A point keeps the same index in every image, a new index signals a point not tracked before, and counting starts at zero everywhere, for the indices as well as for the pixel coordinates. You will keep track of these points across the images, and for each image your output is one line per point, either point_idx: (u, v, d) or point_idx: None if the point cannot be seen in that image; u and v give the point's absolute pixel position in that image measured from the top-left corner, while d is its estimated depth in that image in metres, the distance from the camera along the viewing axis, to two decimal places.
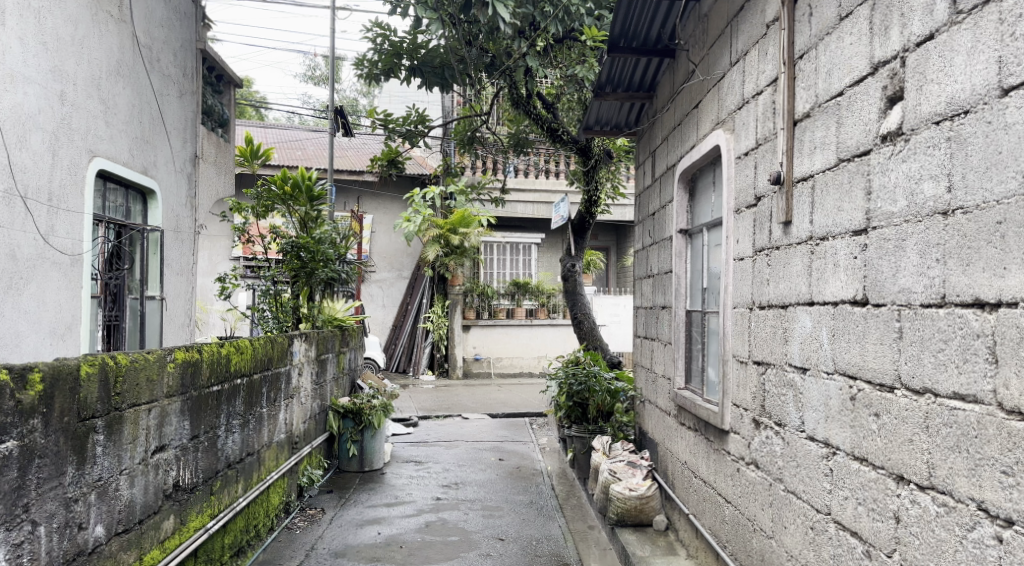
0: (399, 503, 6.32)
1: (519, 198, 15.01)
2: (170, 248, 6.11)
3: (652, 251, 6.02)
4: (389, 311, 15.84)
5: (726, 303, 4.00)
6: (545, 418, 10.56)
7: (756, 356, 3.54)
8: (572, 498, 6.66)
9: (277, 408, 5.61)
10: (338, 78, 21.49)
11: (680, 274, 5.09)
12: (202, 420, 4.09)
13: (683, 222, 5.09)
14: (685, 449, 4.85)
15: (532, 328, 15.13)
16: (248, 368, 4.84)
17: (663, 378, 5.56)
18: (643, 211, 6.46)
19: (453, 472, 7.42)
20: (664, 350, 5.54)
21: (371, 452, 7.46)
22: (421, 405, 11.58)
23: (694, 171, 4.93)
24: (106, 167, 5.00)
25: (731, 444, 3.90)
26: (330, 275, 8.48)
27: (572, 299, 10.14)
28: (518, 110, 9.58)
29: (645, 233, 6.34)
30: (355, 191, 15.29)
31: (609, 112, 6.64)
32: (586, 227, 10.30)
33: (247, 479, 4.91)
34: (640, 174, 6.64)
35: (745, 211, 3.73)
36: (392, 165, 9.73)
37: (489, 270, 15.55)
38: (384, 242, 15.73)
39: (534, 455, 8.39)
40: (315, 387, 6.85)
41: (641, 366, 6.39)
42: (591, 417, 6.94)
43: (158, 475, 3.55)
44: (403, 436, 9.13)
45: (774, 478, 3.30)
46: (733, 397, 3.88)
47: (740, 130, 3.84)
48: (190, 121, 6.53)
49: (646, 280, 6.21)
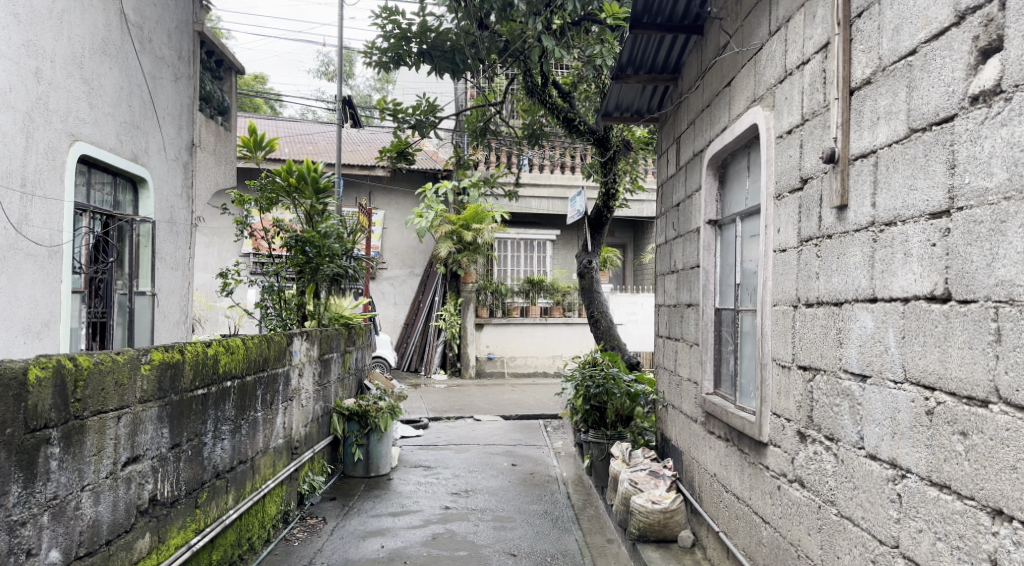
0: (405, 513, 5.95)
1: (533, 193, 14.63)
2: (164, 241, 5.77)
3: (676, 245, 5.61)
4: (401, 308, 15.51)
5: (764, 300, 3.59)
6: (560, 421, 10.16)
7: (802, 360, 3.13)
8: (589, 508, 6.26)
9: (274, 411, 5.25)
10: (351, 74, 21.24)
11: (708, 269, 4.67)
12: (184, 427, 3.73)
13: (712, 212, 4.67)
14: (715, 460, 4.44)
15: (546, 327, 14.71)
16: (240, 369, 4.49)
17: (689, 382, 5.14)
18: (666, 202, 6.04)
19: (462, 479, 7.04)
20: (689, 350, 5.12)
21: (377, 457, 7.10)
22: (432, 406, 11.22)
23: (724, 156, 4.52)
24: (89, 153, 4.66)
25: (770, 458, 3.49)
26: (336, 271, 8.09)
27: (589, 297, 9.73)
28: (533, 99, 9.19)
29: (668, 226, 5.92)
30: (367, 185, 14.98)
31: (630, 97, 6.23)
32: (603, 222, 9.87)
33: (239, 489, 4.56)
34: (663, 163, 6.22)
35: (789, 195, 3.31)
36: (402, 156, 9.28)
37: (503, 268, 15.17)
38: (396, 239, 15.40)
39: (549, 460, 7.99)
40: (318, 388, 6.49)
41: (663, 368, 5.98)
42: (609, 421, 6.54)
43: (131, 489, 3.19)
44: (412, 438, 8.77)
45: (824, 500, 2.88)
46: (772, 405, 3.46)
47: (783, 105, 3.43)
48: (187, 107, 6.19)
49: (670, 277, 5.79)
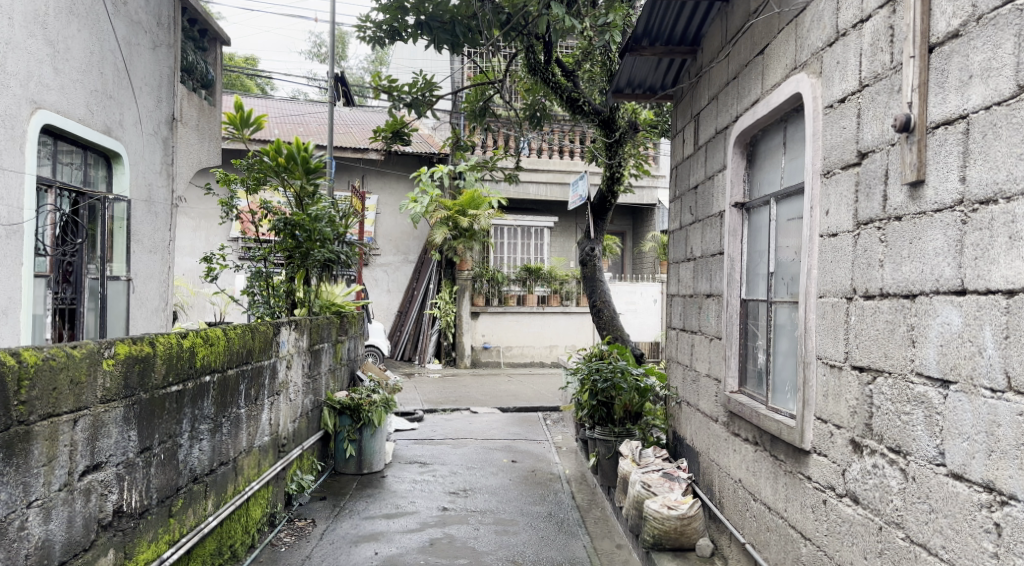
0: (400, 515, 5.57)
1: (532, 178, 14.24)
2: (140, 222, 5.33)
3: (694, 230, 5.22)
4: (394, 296, 15.11)
5: (807, 290, 3.21)
6: (559, 414, 9.80)
7: (858, 360, 2.76)
8: (595, 510, 5.89)
9: (259, 408, 4.84)
10: (343, 56, 20.70)
11: (733, 256, 4.29)
12: (156, 429, 3.33)
13: (739, 194, 4.29)
14: (740, 465, 4.08)
15: (543, 317, 14.33)
16: (221, 362, 4.09)
17: (708, 378, 4.78)
18: (681, 185, 5.65)
19: (460, 477, 6.66)
20: (709, 344, 4.75)
21: (370, 453, 6.71)
22: (427, 397, 10.84)
23: (755, 132, 4.13)
24: (53, 122, 4.23)
25: (813, 468, 3.13)
26: (328, 256, 7.68)
27: (591, 285, 9.35)
28: (535, 77, 8.77)
29: (684, 209, 5.53)
30: (360, 169, 14.54)
31: (643, 72, 5.81)
32: (607, 207, 9.46)
33: (219, 493, 4.16)
34: (678, 144, 5.82)
35: (845, 172, 2.92)
36: (397, 137, 8.81)
37: (499, 255, 14.74)
38: (390, 224, 14.99)
39: (551, 456, 7.62)
40: (307, 380, 6.09)
41: (677, 362, 5.61)
42: (617, 418, 6.13)
43: (91, 501, 2.79)
44: (406, 432, 8.38)
45: (887, 521, 2.52)
46: (817, 409, 3.09)
47: (834, 70, 3.04)
48: (167, 78, 5.74)
49: (686, 264, 5.41)
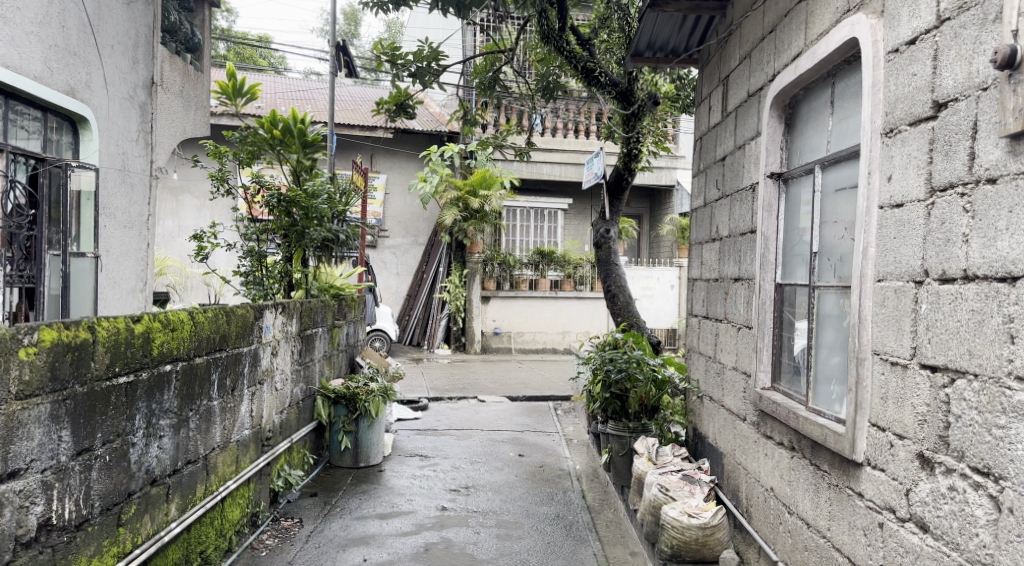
0: (395, 515, 5.14)
1: (545, 158, 13.74)
2: (110, 194, 4.90)
3: (720, 207, 4.70)
4: (403, 279, 14.68)
5: (862, 273, 2.69)
6: (571, 404, 9.34)
7: (930, 358, 2.25)
8: (607, 512, 5.42)
9: (237, 399, 4.40)
10: (356, 33, 20.17)
11: (768, 235, 3.79)
12: (98, 426, 2.89)
13: (774, 163, 3.78)
14: (773, 472, 3.59)
15: (556, 302, 13.83)
16: (187, 349, 3.65)
17: (735, 372, 4.27)
18: (707, 157, 5.11)
19: (463, 472, 6.21)
20: (737, 333, 4.24)
21: (367, 445, 6.26)
22: (433, 384, 10.41)
23: (795, 91, 3.60)
24: (5, 79, 3.79)
25: (866, 485, 2.62)
26: (325, 235, 7.23)
27: (605, 269, 8.83)
28: (548, 46, 8.22)
29: (709, 184, 5.00)
30: (368, 147, 14.10)
31: (665, 32, 5.25)
32: (623, 186, 8.92)
33: (186, 495, 3.73)
34: (703, 111, 5.27)
35: (915, 128, 2.39)
36: (401, 110, 8.27)
37: (511, 238, 14.23)
38: (399, 205, 14.54)
39: (560, 449, 7.16)
40: (297, 368, 5.64)
41: (698, 353, 5.11)
42: (631, 412, 5.63)
43: (5, 516, 2.35)
44: (409, 422, 7.94)
45: (969, 560, 2.03)
46: (873, 415, 2.58)
47: (902, 6, 2.50)
48: (145, 38, 5.28)
49: (711, 245, 4.89)
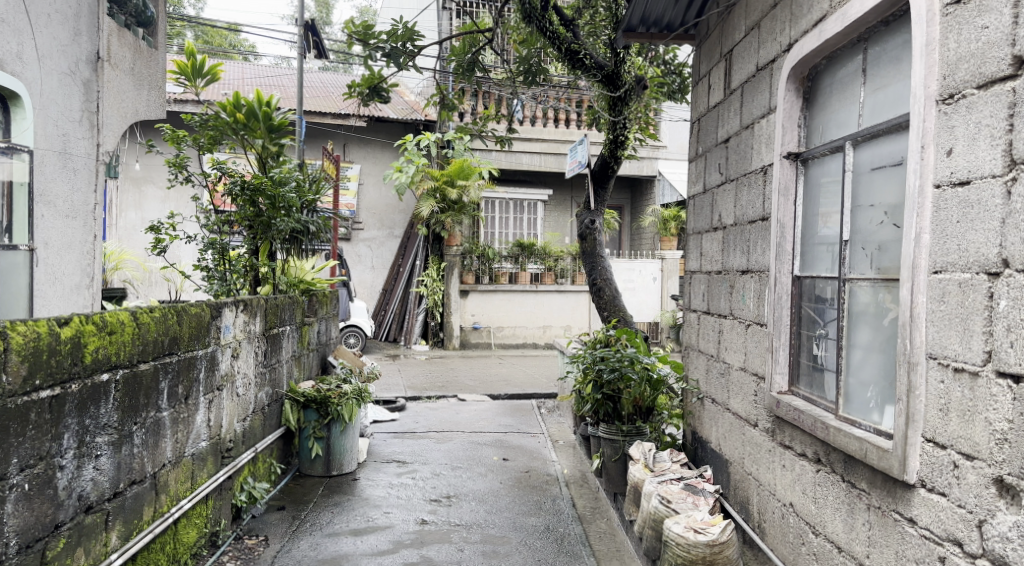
0: (371, 531, 4.70)
1: (525, 147, 13.36)
2: (46, 180, 4.41)
3: (724, 192, 4.32)
4: (379, 273, 14.20)
5: (911, 263, 2.32)
6: (555, 402, 8.95)
7: (1013, 366, 1.89)
8: (601, 523, 5.04)
9: (192, 408, 3.94)
10: (329, 20, 19.54)
11: (784, 222, 3.42)
12: (12, 451, 2.42)
13: (792, 142, 3.40)
14: (793, 487, 3.23)
15: (536, 296, 13.42)
16: (129, 354, 3.18)
17: (744, 373, 3.90)
18: (707, 139, 4.72)
19: (443, 480, 5.79)
20: (745, 330, 3.87)
21: (340, 452, 5.82)
22: (410, 382, 9.97)
23: (817, 61, 3.22)
24: None
25: (920, 510, 2.26)
26: (294, 226, 6.75)
27: (590, 262, 8.45)
28: (530, 26, 7.78)
29: (710, 168, 4.61)
30: (341, 136, 13.61)
31: (661, 6, 4.84)
32: (608, 175, 8.53)
33: (131, 522, 3.26)
34: (701, 90, 4.88)
35: (987, 91, 2.02)
36: (374, 93, 7.78)
37: (490, 230, 13.90)
38: (373, 196, 14.05)
39: (546, 452, 6.77)
40: (262, 370, 5.17)
41: (698, 351, 4.74)
42: (625, 414, 5.27)
43: None
44: (385, 424, 7.49)
45: None
46: (928, 429, 2.22)
47: None
48: (87, 7, 4.76)
49: (712, 234, 4.52)
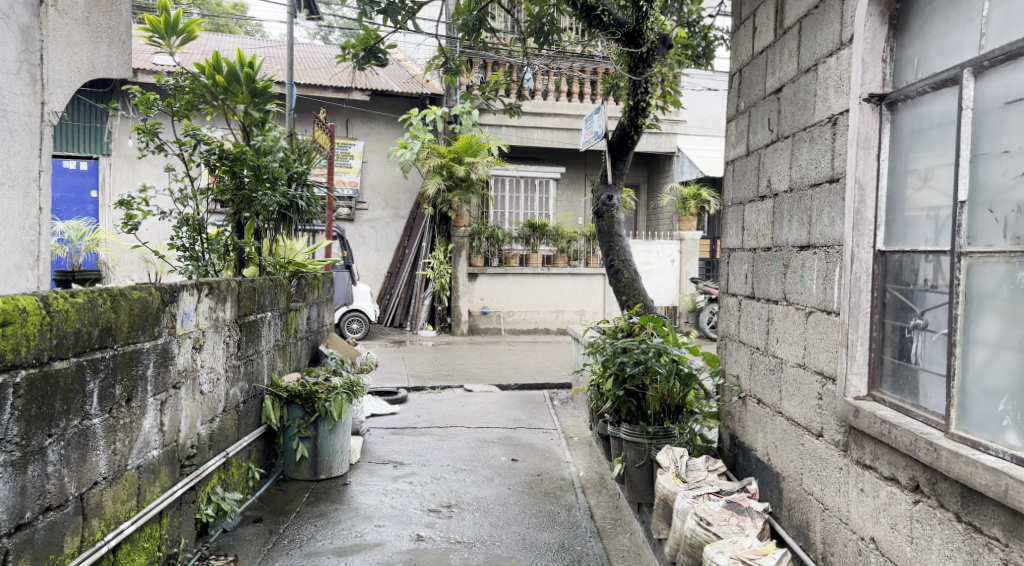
0: (357, 551, 4.06)
1: (535, 122, 12.64)
2: None
3: (774, 152, 3.62)
4: (384, 255, 13.55)
5: None
6: (569, 394, 8.28)
7: None
8: (625, 540, 4.37)
9: (136, 412, 3.30)
10: None
11: (864, 182, 2.70)
12: None
13: (874, 82, 2.67)
14: (875, 519, 2.53)
15: (548, 278, 12.72)
16: (34, 351, 2.52)
17: (803, 371, 3.21)
18: (752, 93, 4.01)
19: (444, 485, 5.13)
20: (806, 319, 3.17)
21: (329, 453, 5.17)
22: (414, 371, 9.33)
23: None
24: None
25: None
26: (280, 200, 6.09)
27: (607, 242, 7.76)
28: None
29: (755, 126, 3.91)
30: (343, 110, 13.00)
31: None
32: (627, 147, 7.81)
33: (44, 561, 2.61)
34: (744, 35, 4.16)
35: None
36: (370, 56, 7.06)
37: (499, 210, 13.19)
38: (378, 174, 13.38)
39: (558, 450, 6.11)
40: (236, 363, 4.53)
41: (739, 341, 4.04)
42: (650, 414, 4.58)
43: None
44: (384, 419, 6.85)
45: None
46: None
47: None
48: None
49: (759, 203, 3.81)
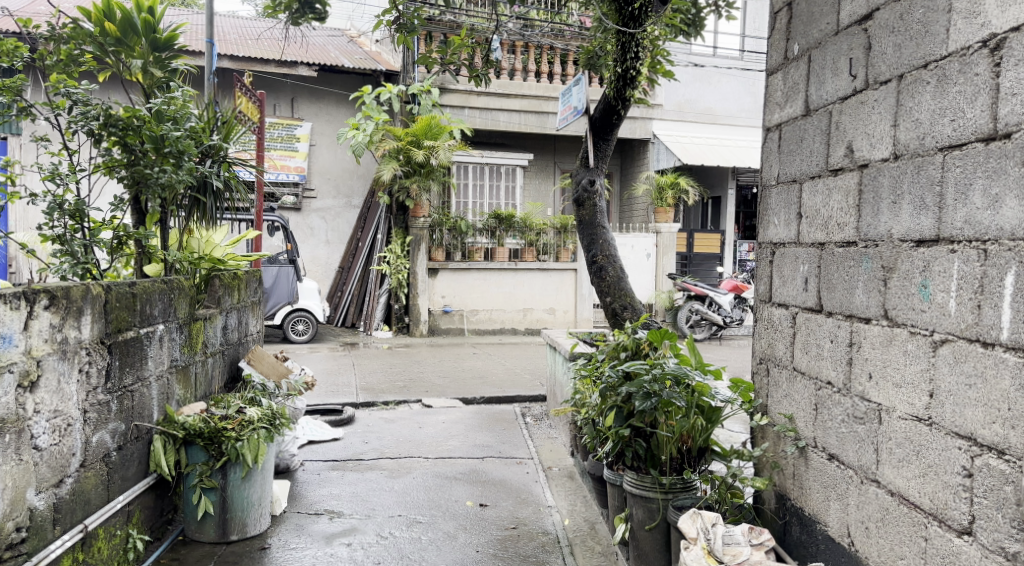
0: None
1: (501, 104, 11.46)
2: None
3: (860, 106, 2.54)
4: (334, 248, 12.28)
5: None
6: (543, 410, 7.15)
7: None
8: None
9: None
10: None
11: None
12: None
13: None
14: None
15: (515, 274, 11.59)
16: None
17: (927, 430, 2.13)
18: (813, 31, 2.92)
19: (393, 548, 3.97)
20: (933, 353, 2.11)
21: (242, 507, 3.96)
22: (365, 382, 8.09)
23: None
24: None
25: None
26: (184, 178, 4.80)
27: (588, 234, 6.62)
28: None
29: (822, 74, 2.82)
30: (288, 88, 11.67)
31: None
32: (612, 123, 6.71)
33: None
34: None
35: None
36: (306, 7, 5.75)
37: (461, 200, 11.97)
38: (327, 159, 12.08)
39: (536, 488, 4.99)
40: (102, 398, 3.30)
41: (792, 369, 2.97)
42: (664, 460, 3.48)
43: None
44: (323, 449, 5.65)
45: None
46: None
47: None
48: None
49: (830, 180, 2.72)
